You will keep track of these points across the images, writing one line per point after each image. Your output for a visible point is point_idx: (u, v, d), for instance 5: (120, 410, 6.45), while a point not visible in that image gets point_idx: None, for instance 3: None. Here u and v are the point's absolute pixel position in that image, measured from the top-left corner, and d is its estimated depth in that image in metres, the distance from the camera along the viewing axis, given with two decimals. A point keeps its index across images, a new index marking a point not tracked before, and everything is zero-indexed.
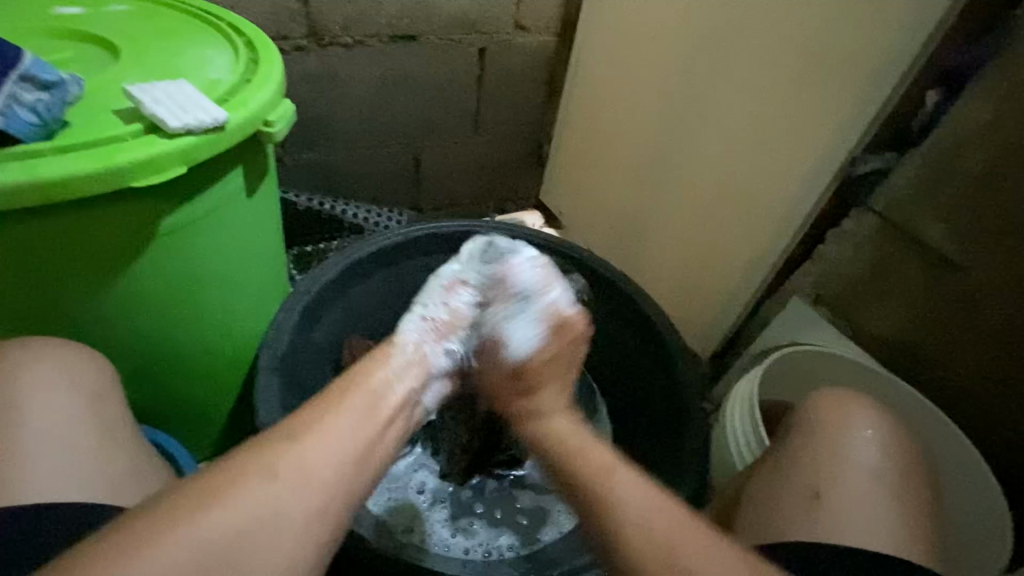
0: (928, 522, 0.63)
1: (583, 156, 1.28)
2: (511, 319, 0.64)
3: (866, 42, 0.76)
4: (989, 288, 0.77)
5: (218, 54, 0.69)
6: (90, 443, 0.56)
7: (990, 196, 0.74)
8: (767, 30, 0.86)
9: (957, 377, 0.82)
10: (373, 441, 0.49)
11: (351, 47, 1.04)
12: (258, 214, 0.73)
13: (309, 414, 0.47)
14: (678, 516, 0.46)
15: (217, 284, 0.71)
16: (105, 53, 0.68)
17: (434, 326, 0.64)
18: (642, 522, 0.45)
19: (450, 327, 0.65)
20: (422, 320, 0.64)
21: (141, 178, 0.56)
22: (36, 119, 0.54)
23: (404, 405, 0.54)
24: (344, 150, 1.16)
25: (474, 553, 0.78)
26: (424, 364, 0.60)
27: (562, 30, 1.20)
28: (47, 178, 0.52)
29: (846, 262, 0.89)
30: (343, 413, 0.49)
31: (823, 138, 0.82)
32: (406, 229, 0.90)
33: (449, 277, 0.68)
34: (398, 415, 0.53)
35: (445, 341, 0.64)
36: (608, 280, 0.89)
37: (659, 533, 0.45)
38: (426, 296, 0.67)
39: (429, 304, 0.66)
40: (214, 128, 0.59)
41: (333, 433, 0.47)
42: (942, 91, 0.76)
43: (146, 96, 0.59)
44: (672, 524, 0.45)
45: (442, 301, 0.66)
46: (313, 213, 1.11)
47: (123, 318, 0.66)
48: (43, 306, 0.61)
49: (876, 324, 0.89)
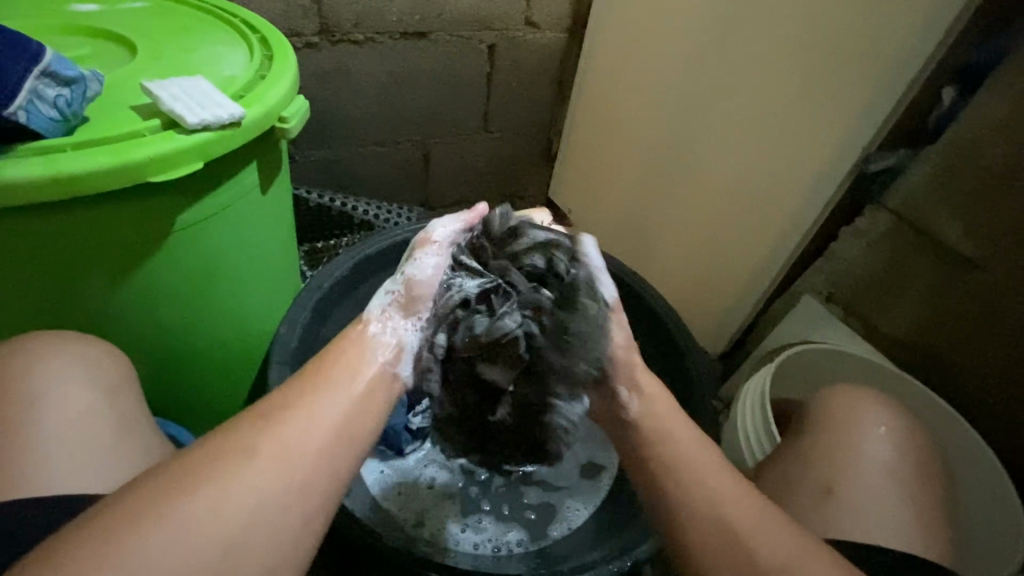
0: (942, 520, 0.62)
1: (593, 153, 1.28)
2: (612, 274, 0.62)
3: (882, 37, 0.75)
4: (1007, 285, 0.76)
5: (233, 51, 0.70)
6: (107, 435, 0.57)
7: (1008, 192, 0.73)
8: (780, 26, 0.85)
9: (973, 376, 0.82)
10: (354, 417, 0.46)
11: (362, 43, 1.05)
12: (271, 209, 0.73)
13: (289, 391, 0.46)
14: (723, 513, 0.45)
15: (231, 279, 0.71)
16: (121, 49, 0.68)
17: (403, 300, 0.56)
18: (693, 519, 0.45)
19: (421, 299, 0.56)
20: (387, 293, 0.56)
21: (159, 173, 0.56)
22: (56, 115, 0.54)
23: (375, 381, 0.49)
24: (355, 147, 1.16)
25: (483, 548, 0.78)
26: (391, 338, 0.52)
27: (572, 27, 1.20)
28: (68, 174, 0.53)
29: (859, 260, 0.89)
30: (340, 385, 0.47)
31: (837, 135, 0.82)
32: (417, 225, 0.90)
33: (410, 242, 0.61)
34: (370, 391, 0.48)
35: (414, 313, 0.56)
36: (618, 277, 0.89)
37: (708, 529, 0.45)
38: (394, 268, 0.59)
39: (393, 277, 0.58)
40: (231, 123, 0.59)
41: (311, 409, 0.44)
42: (957, 88, 0.77)
43: (164, 92, 0.59)
44: (717, 522, 0.45)
45: (403, 270, 0.58)
46: (324, 209, 1.11)
47: (139, 312, 0.66)
48: (62, 300, 0.62)
49: (889, 322, 0.88)
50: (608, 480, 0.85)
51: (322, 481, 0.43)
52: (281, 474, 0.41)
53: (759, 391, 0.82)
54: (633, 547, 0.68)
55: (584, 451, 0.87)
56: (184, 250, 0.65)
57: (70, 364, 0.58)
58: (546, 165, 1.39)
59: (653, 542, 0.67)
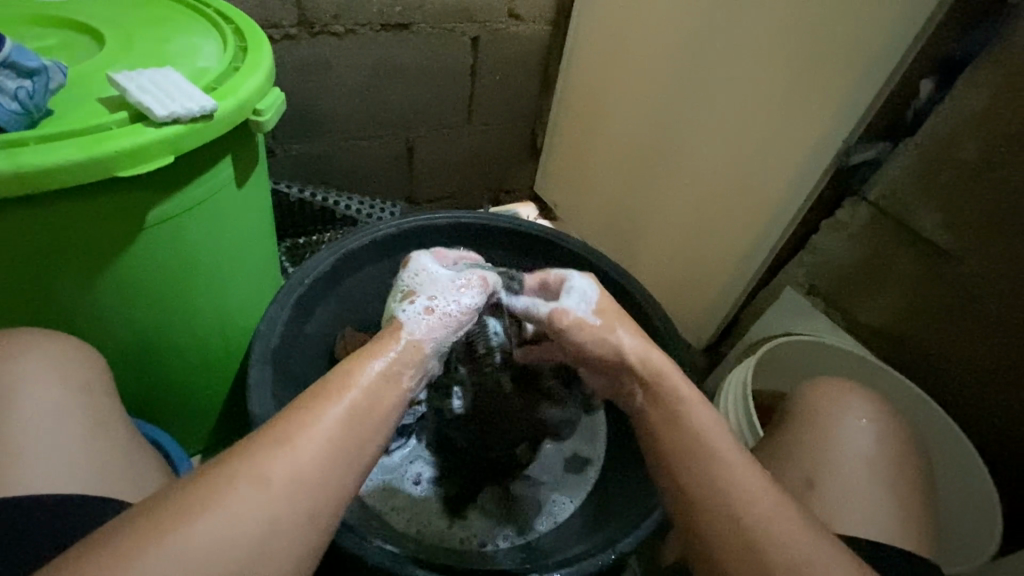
0: (921, 510, 0.63)
1: (578, 147, 1.28)
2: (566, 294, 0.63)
3: (864, 31, 0.75)
4: (983, 277, 0.77)
5: (206, 42, 0.68)
6: (82, 435, 0.56)
7: (985, 188, 0.74)
8: (763, 21, 0.85)
9: (952, 369, 0.83)
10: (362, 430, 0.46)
11: (342, 35, 1.02)
12: (248, 205, 0.72)
13: (289, 421, 0.44)
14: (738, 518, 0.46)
15: (209, 274, 0.70)
16: (90, 41, 0.66)
17: (441, 322, 0.58)
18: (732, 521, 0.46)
19: (458, 325, 0.59)
20: (420, 306, 0.58)
21: (129, 168, 0.55)
22: (18, 108, 0.52)
23: (375, 389, 0.49)
24: (337, 142, 1.14)
25: (470, 544, 0.78)
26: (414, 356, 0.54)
27: (556, 18, 1.19)
28: (30, 168, 0.51)
29: (840, 253, 0.89)
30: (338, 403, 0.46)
31: (819, 128, 0.82)
32: (399, 220, 0.89)
33: (462, 276, 0.63)
34: (378, 400, 0.49)
35: (439, 342, 0.57)
36: (608, 275, 0.88)
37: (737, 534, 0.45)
38: (428, 285, 0.62)
39: (437, 296, 0.60)
40: (202, 116, 0.58)
41: (313, 436, 0.44)
42: (935, 81, 0.76)
43: (132, 84, 0.58)
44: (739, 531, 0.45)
45: (449, 297, 0.60)
46: (306, 204, 1.10)
47: (113, 311, 0.65)
48: (33, 300, 0.60)
49: (871, 314, 0.89)
50: (593, 473, 0.85)
51: (279, 485, 0.41)
52: (235, 484, 0.40)
53: (741, 383, 0.82)
54: (620, 542, 0.67)
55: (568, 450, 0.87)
56: (158, 246, 0.63)
57: (44, 364, 0.57)
58: (532, 158, 1.39)
59: (642, 531, 0.67)
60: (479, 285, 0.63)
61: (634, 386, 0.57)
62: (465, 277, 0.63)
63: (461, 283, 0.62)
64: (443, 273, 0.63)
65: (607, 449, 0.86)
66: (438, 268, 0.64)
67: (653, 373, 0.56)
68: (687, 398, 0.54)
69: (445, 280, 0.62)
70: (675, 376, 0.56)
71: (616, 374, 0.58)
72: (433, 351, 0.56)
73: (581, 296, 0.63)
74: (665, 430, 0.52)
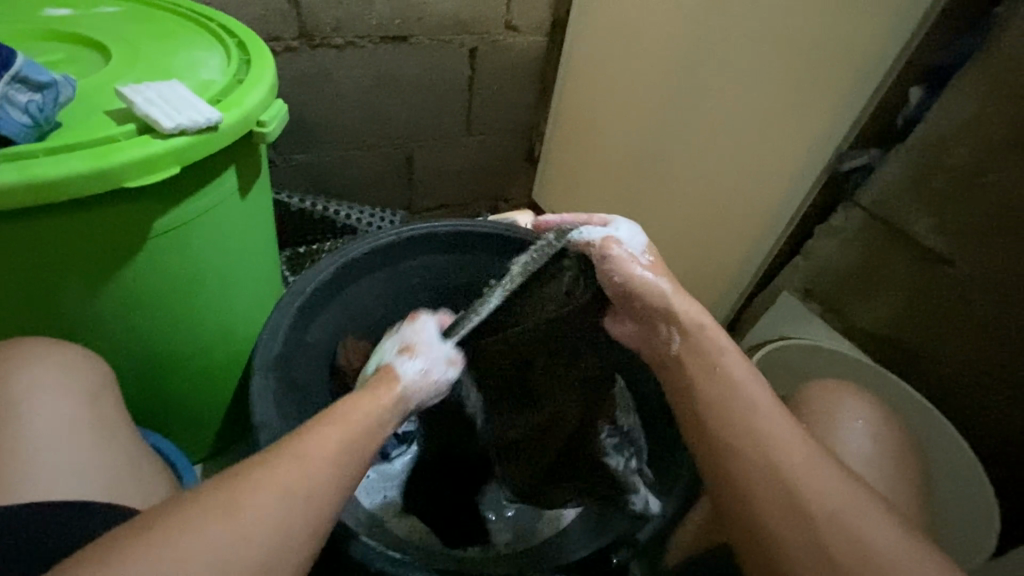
0: (917, 510, 0.64)
1: (575, 156, 1.29)
2: (616, 232, 0.66)
3: (853, 42, 0.77)
4: (976, 280, 0.78)
5: (210, 55, 0.69)
6: (89, 443, 0.56)
7: (976, 193, 0.75)
8: (756, 31, 0.87)
9: (947, 371, 0.84)
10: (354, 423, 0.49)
11: (342, 48, 1.04)
12: (251, 215, 0.73)
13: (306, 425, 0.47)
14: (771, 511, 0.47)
15: (214, 283, 0.71)
16: (97, 54, 0.68)
17: (429, 385, 0.62)
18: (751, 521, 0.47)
19: (437, 391, 0.64)
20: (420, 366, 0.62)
21: (136, 178, 0.56)
22: (28, 121, 0.54)
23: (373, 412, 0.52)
24: (336, 152, 1.16)
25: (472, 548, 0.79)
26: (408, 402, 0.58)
27: (553, 30, 1.21)
28: (40, 179, 0.52)
29: (836, 258, 0.90)
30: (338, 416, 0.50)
31: (811, 136, 0.84)
32: (399, 228, 0.89)
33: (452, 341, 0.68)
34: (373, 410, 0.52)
35: (422, 400, 0.61)
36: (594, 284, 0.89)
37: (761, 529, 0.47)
38: (428, 346, 0.65)
39: (433, 360, 0.63)
40: (208, 128, 0.59)
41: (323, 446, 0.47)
42: (924, 88, 0.78)
43: (140, 97, 0.59)
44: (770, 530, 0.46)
45: (443, 363, 0.64)
46: (307, 214, 1.11)
47: (118, 320, 0.65)
48: (41, 310, 0.61)
49: (867, 318, 0.90)
50: None
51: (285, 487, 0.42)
52: None
53: None
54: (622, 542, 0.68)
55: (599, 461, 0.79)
56: (163, 255, 0.64)
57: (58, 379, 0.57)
58: (529, 168, 1.41)
59: (650, 529, 0.67)
60: (458, 366, 0.67)
61: (672, 334, 0.59)
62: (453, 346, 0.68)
63: (448, 358, 0.66)
64: (440, 334, 0.68)
65: None
66: (441, 330, 0.69)
67: (682, 317, 0.59)
68: (720, 348, 0.57)
69: (443, 343, 0.66)
70: (713, 328, 0.58)
71: (653, 321, 0.61)
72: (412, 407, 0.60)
73: (626, 238, 0.66)
74: (696, 375, 0.56)
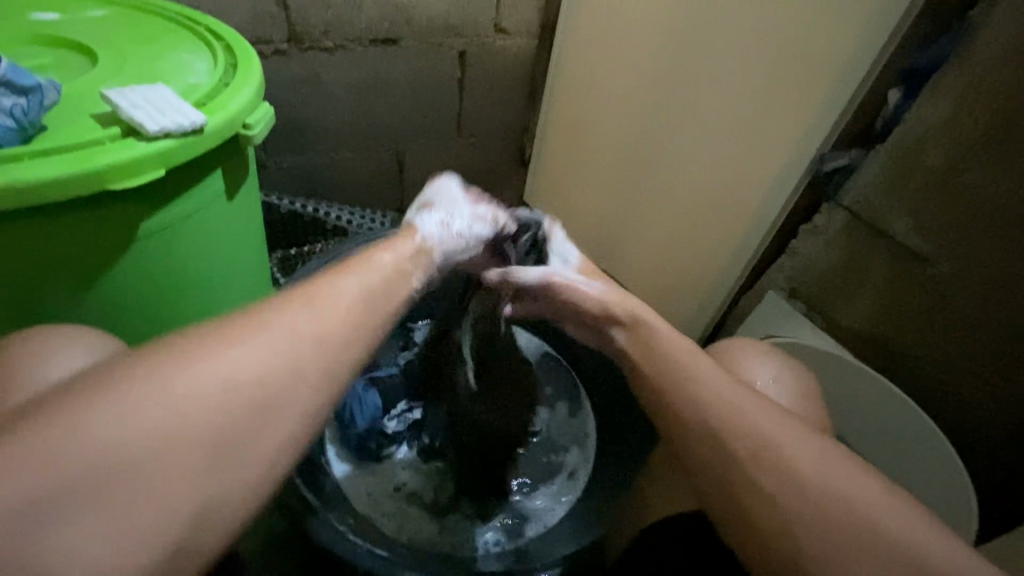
0: None
1: (565, 157, 1.30)
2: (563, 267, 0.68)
3: (833, 46, 0.78)
4: (955, 278, 0.79)
5: (197, 59, 0.70)
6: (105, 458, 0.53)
7: (951, 194, 0.76)
8: (738, 34, 0.88)
9: (928, 369, 0.85)
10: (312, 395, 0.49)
11: (332, 50, 1.05)
12: (237, 218, 0.73)
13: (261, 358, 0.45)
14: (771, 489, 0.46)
15: (199, 283, 0.71)
16: (83, 59, 0.68)
17: (449, 240, 0.64)
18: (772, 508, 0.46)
19: (461, 248, 0.66)
20: (437, 221, 0.64)
21: (120, 181, 0.56)
22: (12, 123, 0.54)
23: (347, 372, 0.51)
24: (327, 155, 1.17)
25: (461, 549, 0.78)
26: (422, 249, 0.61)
27: (541, 33, 1.22)
28: (24, 182, 0.52)
29: (820, 256, 0.91)
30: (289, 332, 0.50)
31: (795, 138, 0.85)
32: (389, 229, 0.89)
33: (468, 200, 0.69)
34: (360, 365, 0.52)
35: (450, 253, 0.65)
36: None
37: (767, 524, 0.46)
38: (447, 203, 0.67)
39: (454, 216, 0.66)
40: (193, 131, 0.59)
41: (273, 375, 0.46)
42: (901, 91, 0.79)
43: (124, 100, 0.59)
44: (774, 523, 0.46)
45: (466, 221, 0.67)
46: (297, 216, 1.12)
47: (104, 321, 0.66)
48: (26, 313, 0.61)
49: (851, 317, 0.90)
50: (583, 480, 0.86)
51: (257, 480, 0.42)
52: None
53: None
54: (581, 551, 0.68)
55: (592, 458, 0.88)
56: (148, 257, 0.64)
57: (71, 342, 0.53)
58: (521, 169, 1.41)
59: None
60: (490, 223, 0.69)
61: (615, 331, 0.61)
62: (482, 211, 0.69)
63: (475, 212, 0.68)
64: (462, 197, 0.69)
65: (596, 462, 0.87)
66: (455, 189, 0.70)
67: (623, 313, 0.61)
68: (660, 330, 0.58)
69: (463, 203, 0.68)
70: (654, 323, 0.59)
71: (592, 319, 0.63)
72: (439, 258, 0.63)
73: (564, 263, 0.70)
74: (649, 360, 0.56)
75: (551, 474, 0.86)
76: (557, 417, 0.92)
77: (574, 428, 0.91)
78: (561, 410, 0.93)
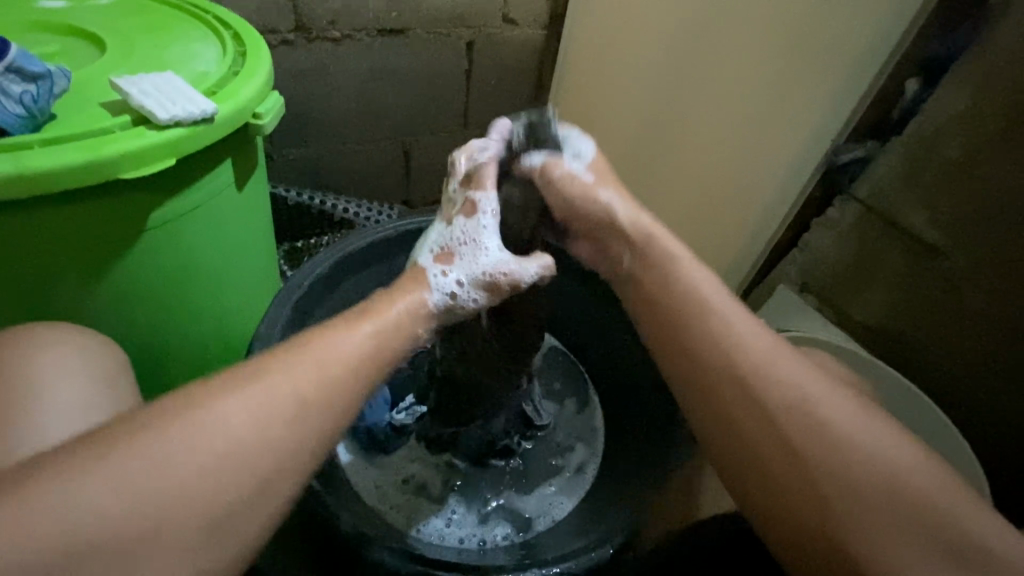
0: None
1: None
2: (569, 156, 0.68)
3: (848, 35, 0.77)
4: (970, 271, 0.78)
5: (205, 47, 0.69)
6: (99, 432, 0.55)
7: (967, 185, 0.75)
8: (751, 24, 0.87)
9: (940, 364, 0.84)
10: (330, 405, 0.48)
11: (339, 40, 1.05)
12: (246, 208, 0.73)
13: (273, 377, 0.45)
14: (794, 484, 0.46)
15: (209, 275, 0.71)
16: (90, 47, 0.67)
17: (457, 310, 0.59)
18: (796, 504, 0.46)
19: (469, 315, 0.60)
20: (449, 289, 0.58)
21: (131, 169, 0.56)
22: (22, 112, 0.54)
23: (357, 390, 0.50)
24: (334, 147, 1.16)
25: (469, 542, 0.78)
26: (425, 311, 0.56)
27: (550, 23, 1.20)
28: (35, 169, 0.52)
29: (832, 250, 0.90)
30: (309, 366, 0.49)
31: (809, 129, 0.84)
32: (397, 222, 0.89)
33: (492, 265, 0.61)
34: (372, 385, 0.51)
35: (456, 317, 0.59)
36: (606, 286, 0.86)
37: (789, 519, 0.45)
38: (466, 266, 0.60)
39: (467, 281, 0.59)
40: (203, 119, 0.59)
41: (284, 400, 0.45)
42: (919, 79, 0.79)
43: (134, 88, 0.59)
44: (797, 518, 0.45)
45: (478, 285, 0.60)
46: (304, 208, 1.11)
47: (114, 311, 0.65)
48: (36, 303, 0.61)
49: (863, 311, 0.89)
50: (591, 474, 0.85)
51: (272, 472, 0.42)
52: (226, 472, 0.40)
53: None
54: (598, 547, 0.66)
55: (600, 453, 0.87)
56: (157, 249, 0.64)
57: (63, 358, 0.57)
58: None
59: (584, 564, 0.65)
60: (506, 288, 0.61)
61: (621, 251, 0.63)
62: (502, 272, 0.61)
63: (491, 273, 0.60)
64: (486, 259, 0.61)
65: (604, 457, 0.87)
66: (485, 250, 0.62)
67: (638, 237, 0.61)
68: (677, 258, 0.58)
69: (483, 268, 0.60)
70: (684, 268, 0.57)
71: (611, 242, 0.64)
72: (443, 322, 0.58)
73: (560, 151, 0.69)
74: (654, 288, 0.57)
75: (557, 469, 0.86)
76: (562, 414, 0.92)
77: (581, 425, 0.91)
78: (567, 407, 0.93)
